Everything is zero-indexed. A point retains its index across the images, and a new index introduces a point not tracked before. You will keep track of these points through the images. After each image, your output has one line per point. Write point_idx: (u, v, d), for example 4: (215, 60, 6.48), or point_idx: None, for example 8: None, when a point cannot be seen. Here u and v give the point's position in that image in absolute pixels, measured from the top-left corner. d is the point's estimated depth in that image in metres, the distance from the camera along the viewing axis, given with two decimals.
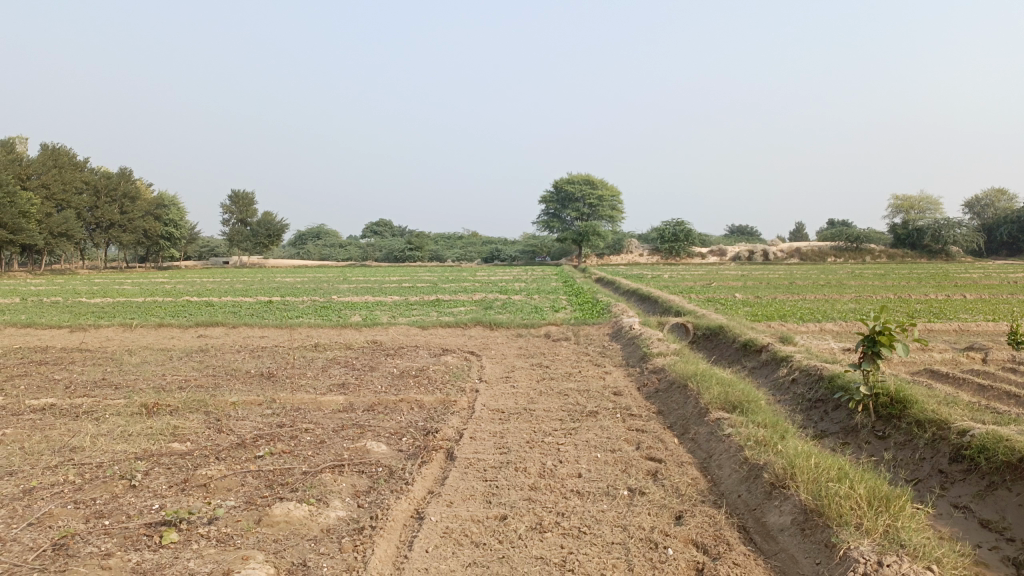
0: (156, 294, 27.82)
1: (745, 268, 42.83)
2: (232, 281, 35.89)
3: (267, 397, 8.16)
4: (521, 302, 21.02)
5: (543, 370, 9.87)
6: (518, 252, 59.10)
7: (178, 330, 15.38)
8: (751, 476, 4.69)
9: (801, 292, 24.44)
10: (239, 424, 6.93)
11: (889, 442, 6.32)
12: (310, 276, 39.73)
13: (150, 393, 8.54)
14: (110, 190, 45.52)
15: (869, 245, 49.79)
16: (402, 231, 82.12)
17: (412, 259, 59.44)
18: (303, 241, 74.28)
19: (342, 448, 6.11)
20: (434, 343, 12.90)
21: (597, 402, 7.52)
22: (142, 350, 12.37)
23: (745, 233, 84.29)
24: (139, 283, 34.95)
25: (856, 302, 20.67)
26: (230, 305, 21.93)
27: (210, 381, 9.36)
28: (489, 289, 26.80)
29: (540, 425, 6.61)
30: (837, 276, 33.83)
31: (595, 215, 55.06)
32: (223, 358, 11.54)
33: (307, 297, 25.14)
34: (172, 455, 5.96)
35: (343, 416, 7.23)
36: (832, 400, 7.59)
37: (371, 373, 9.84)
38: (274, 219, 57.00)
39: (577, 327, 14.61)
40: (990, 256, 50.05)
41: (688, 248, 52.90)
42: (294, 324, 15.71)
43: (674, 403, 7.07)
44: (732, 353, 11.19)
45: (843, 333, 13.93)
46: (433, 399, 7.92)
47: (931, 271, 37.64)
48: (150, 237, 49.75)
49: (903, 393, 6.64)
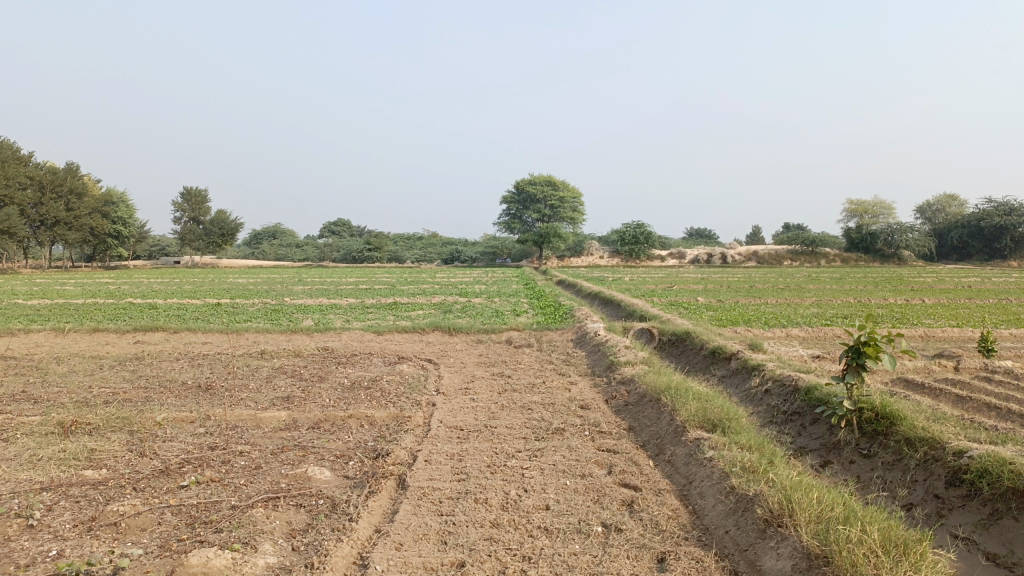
0: (98, 295, 26.61)
1: (705, 271, 42.81)
2: (181, 282, 34.64)
3: (201, 413, 7.43)
4: (482, 305, 20.43)
5: (504, 380, 9.26)
6: (478, 254, 58.51)
7: (116, 336, 14.41)
8: (740, 509, 4.17)
9: (763, 296, 24.24)
10: (165, 447, 6.20)
11: (876, 461, 5.86)
12: (264, 278, 38.49)
13: (72, 408, 7.75)
14: (55, 187, 43.75)
15: (824, 249, 50.31)
16: (361, 232, 80.97)
17: (370, 260, 58.44)
18: (257, 240, 72.66)
19: (280, 475, 5.44)
20: (390, 351, 12.21)
21: (562, 418, 6.95)
22: (72, 358, 11.48)
23: (703, 236, 85.03)
24: (83, 283, 33.51)
25: (819, 306, 20.48)
26: (175, 308, 20.93)
27: (141, 394, 8.58)
28: (449, 291, 26.17)
29: (502, 445, 6.02)
30: (796, 279, 33.90)
31: (556, 216, 54.67)
32: (160, 367, 10.73)
33: (259, 299, 24.17)
34: (81, 486, 5.22)
35: (283, 436, 6.55)
36: (810, 413, 7.12)
37: (319, 384, 9.15)
38: (228, 218, 55.53)
39: (539, 332, 14.06)
40: (940, 260, 50.90)
41: (648, 251, 52.88)
42: (241, 329, 14.88)
43: (646, 419, 6.55)
44: (701, 360, 10.73)
45: (811, 339, 13.60)
46: (385, 416, 7.26)
47: (887, 274, 37.93)
48: (98, 235, 48.01)
49: (890, 408, 6.18)
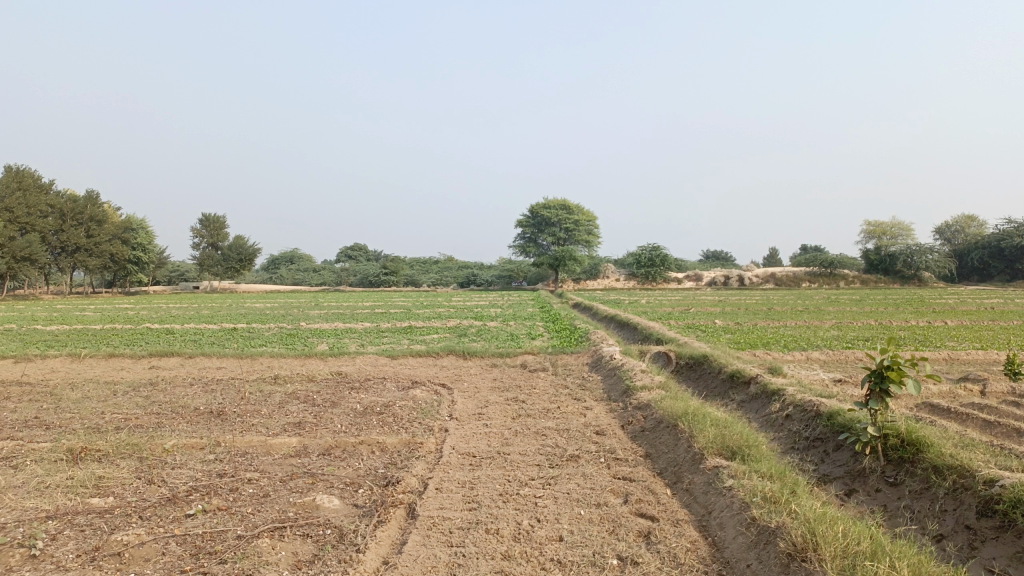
0: (116, 320, 26.78)
1: (722, 293, 42.50)
2: (199, 307, 34.82)
3: (211, 439, 7.34)
4: (497, 329, 20.30)
5: (519, 405, 9.12)
6: (494, 277, 58.47)
7: (131, 361, 14.41)
8: (761, 542, 4.00)
9: (781, 318, 23.96)
10: (173, 474, 6.11)
11: (903, 490, 5.67)
12: (280, 302, 38.62)
13: (82, 434, 7.69)
14: (76, 213, 44.24)
15: (842, 271, 49.84)
16: (377, 256, 81.26)
17: (386, 284, 58.56)
18: (275, 265, 73.14)
19: (288, 503, 5.32)
20: (403, 375, 12.10)
21: (577, 444, 6.80)
22: (86, 384, 11.46)
23: (719, 258, 84.72)
24: (102, 309, 33.77)
25: (839, 328, 20.20)
26: (191, 333, 20.98)
27: (152, 420, 8.51)
28: (464, 315, 26.08)
29: (515, 473, 5.88)
30: (814, 301, 33.54)
31: (572, 240, 54.59)
32: (173, 392, 10.68)
33: (275, 324, 24.19)
34: (87, 514, 5.12)
35: (293, 463, 6.44)
36: (833, 440, 6.93)
37: (331, 410, 9.05)
38: (246, 244, 55.94)
39: (555, 356, 13.92)
40: (961, 281, 50.28)
41: (664, 273, 52.60)
42: (255, 354, 14.85)
43: (663, 445, 6.39)
44: (719, 385, 10.54)
45: (831, 362, 13.35)
46: (396, 442, 7.15)
47: (907, 296, 37.46)
48: (118, 261, 48.47)
49: (916, 435, 5.99)
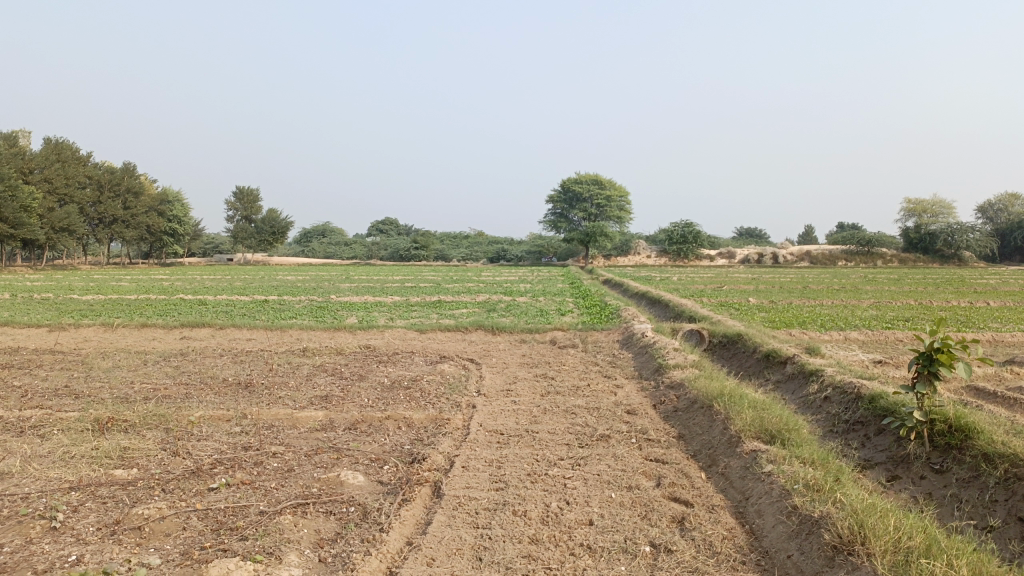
0: (151, 291, 27.11)
1: (755, 271, 41.86)
2: (232, 279, 35.11)
3: (238, 411, 7.29)
4: (527, 304, 20.14)
5: (548, 382, 8.94)
6: (524, 252, 58.26)
7: (162, 331, 14.49)
8: (803, 531, 3.80)
9: (816, 297, 23.43)
10: (198, 446, 6.05)
11: (950, 478, 5.40)
12: (312, 275, 38.85)
13: (111, 404, 7.69)
14: (113, 185, 44.77)
15: (879, 249, 48.78)
16: (408, 230, 81.45)
17: (417, 258, 58.66)
18: (308, 239, 73.59)
19: (312, 478, 5.22)
20: (431, 349, 12.00)
21: (608, 424, 6.61)
22: (117, 353, 11.53)
23: (752, 235, 83.50)
24: (138, 280, 34.22)
25: (877, 308, 19.69)
26: (222, 304, 21.12)
27: (180, 391, 8.50)
28: (494, 290, 25.89)
29: (544, 452, 5.71)
30: (850, 280, 32.84)
31: (603, 215, 53.97)
32: (202, 363, 10.68)
33: (305, 296, 24.30)
34: (110, 486, 5.07)
35: (318, 437, 6.35)
36: (874, 423, 6.66)
37: (359, 383, 8.97)
38: (279, 217, 56.28)
39: (585, 332, 13.72)
40: (1003, 261, 48.94)
41: (697, 250, 51.95)
42: (285, 326, 14.85)
43: (697, 426, 6.18)
44: (754, 365, 10.27)
45: (870, 343, 12.97)
46: (423, 417, 7.02)
47: (947, 276, 36.53)
48: (154, 233, 49.06)
49: (964, 421, 5.71)
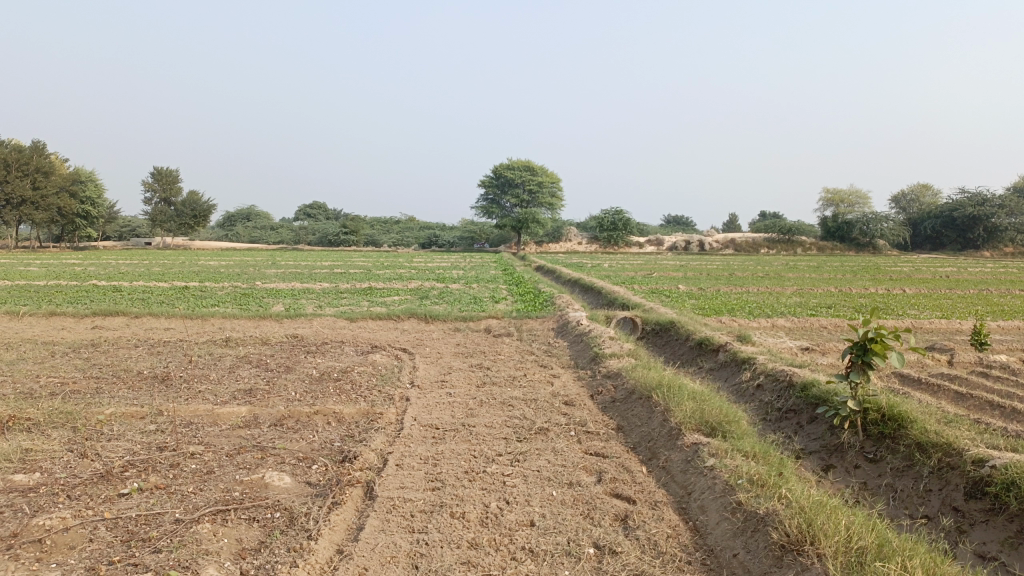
0: (62, 277, 25.73)
1: (683, 258, 42.57)
2: (150, 264, 33.65)
3: (154, 408, 6.84)
4: (459, 291, 19.90)
5: (483, 372, 8.75)
6: (456, 238, 57.86)
7: (73, 321, 13.68)
8: (749, 530, 3.72)
9: (743, 285, 23.88)
10: (109, 447, 5.63)
11: (884, 467, 5.45)
12: (236, 260, 37.62)
13: (11, 400, 7.11)
14: (21, 164, 42.34)
15: (800, 238, 50.25)
16: (337, 215, 79.94)
17: (346, 244, 57.55)
18: (232, 223, 71.32)
19: (234, 481, 4.89)
20: (362, 339, 11.63)
21: (546, 416, 6.45)
22: (22, 344, 10.78)
23: (679, 223, 85.11)
24: (47, 265, 32.43)
25: (801, 295, 20.18)
26: (140, 291, 20.16)
27: (91, 385, 7.95)
28: (426, 277, 25.47)
29: (481, 447, 5.51)
30: (773, 268, 33.69)
31: (535, 202, 53.94)
32: (115, 355, 10.08)
33: (229, 283, 23.45)
34: (8, 493, 4.63)
35: (242, 435, 6.00)
36: (808, 412, 6.70)
37: (286, 376, 8.58)
38: (201, 199, 54.33)
39: (519, 321, 13.57)
40: (914, 250, 51.13)
41: (626, 238, 52.51)
42: (206, 314, 14.20)
43: (636, 418, 6.09)
44: (686, 353, 10.30)
45: (797, 330, 13.21)
46: (354, 412, 6.73)
47: (864, 263, 37.89)
48: (66, 215, 46.68)
49: (897, 410, 5.76)
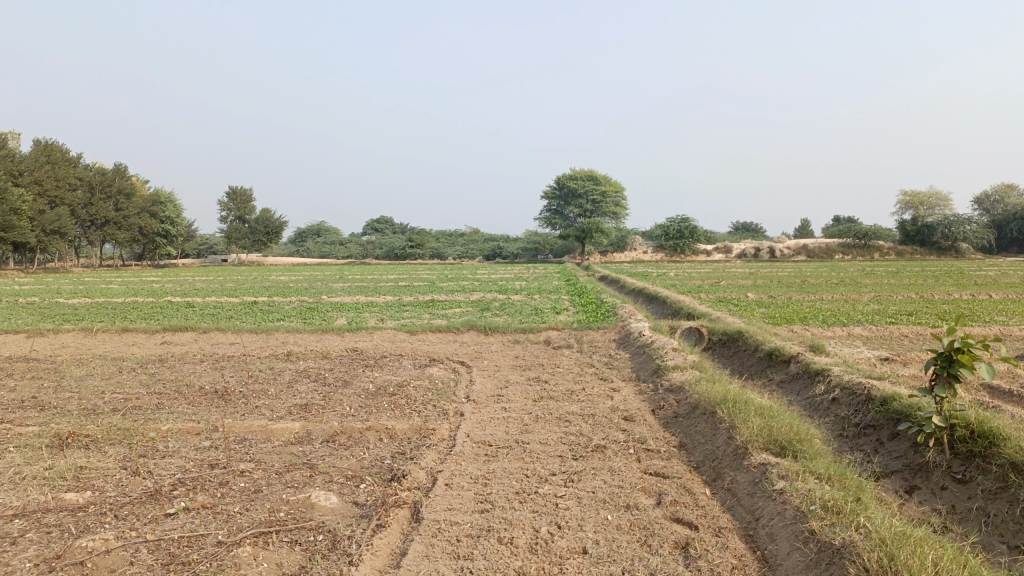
0: (139, 294, 26.61)
1: (753, 266, 41.33)
2: (223, 281, 34.59)
3: (210, 424, 6.85)
4: (521, 303, 19.69)
5: (541, 386, 8.50)
6: (520, 250, 57.82)
7: (145, 336, 14.02)
8: (822, 563, 3.38)
9: (816, 292, 22.96)
10: (162, 464, 5.60)
11: (974, 489, 4.99)
12: (305, 275, 38.31)
13: (75, 417, 7.22)
14: (105, 186, 44.22)
15: (877, 242, 48.35)
16: (404, 229, 81.01)
17: (412, 257, 58.21)
18: (303, 238, 72.99)
19: (280, 501, 4.78)
20: (421, 352, 11.53)
21: (604, 432, 6.16)
22: (93, 360, 11.05)
23: (749, 229, 83.15)
24: (128, 282, 33.69)
25: (878, 302, 19.24)
26: (211, 306, 20.64)
27: (152, 401, 8.03)
28: (488, 288, 25.40)
29: (535, 466, 5.27)
30: (848, 274, 32.42)
31: (599, 211, 53.44)
32: (180, 370, 10.21)
33: (296, 297, 23.83)
34: (58, 512, 4.61)
35: (293, 451, 5.91)
36: (889, 428, 6.23)
37: (342, 390, 8.51)
38: (273, 217, 55.75)
39: (580, 332, 13.28)
40: (1000, 253, 48.68)
41: (693, 245, 51.50)
42: (270, 329, 14.36)
43: (700, 435, 5.75)
44: (755, 364, 9.84)
45: (875, 339, 12.52)
46: (407, 428, 6.58)
47: (946, 268, 36.15)
48: (147, 234, 48.48)
49: (989, 426, 5.27)
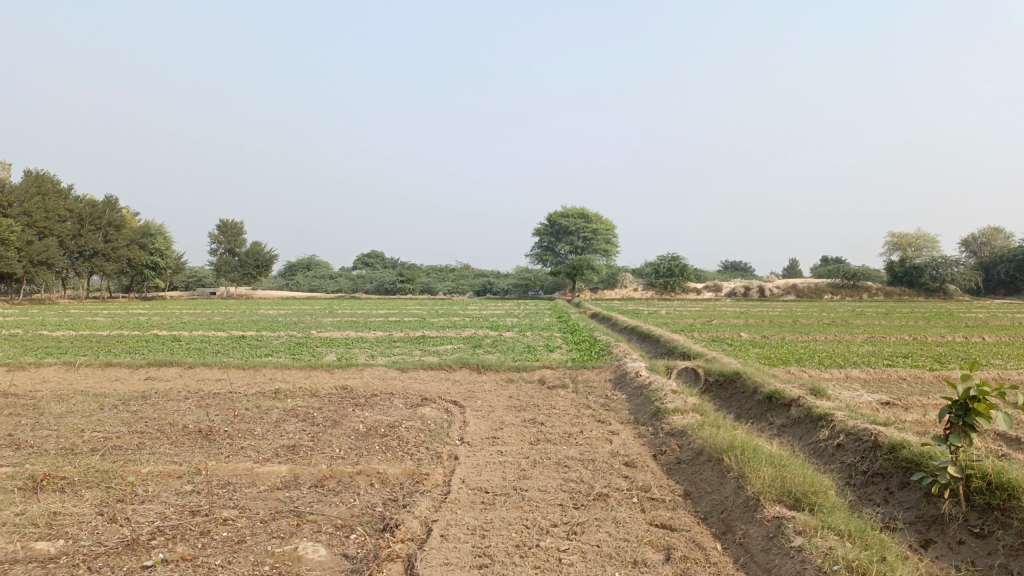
0: (124, 327, 26.18)
1: (743, 305, 41.25)
2: (211, 314, 34.18)
3: (193, 466, 6.55)
4: (513, 340, 19.44)
5: (537, 428, 8.25)
6: (510, 286, 57.72)
7: (129, 372, 13.68)
8: None
9: (809, 332, 22.83)
10: (140, 510, 5.31)
11: (995, 544, 4.76)
12: (294, 309, 37.95)
13: (51, 457, 6.90)
14: (94, 218, 43.90)
15: (866, 282, 48.51)
16: (394, 263, 80.80)
17: (402, 292, 57.95)
18: (292, 272, 72.67)
19: (265, 553, 4.50)
20: (413, 391, 11.25)
21: (605, 479, 5.92)
22: (74, 396, 10.71)
23: (738, 268, 83.50)
24: (114, 315, 33.26)
25: (873, 343, 19.11)
26: (198, 341, 20.29)
27: (133, 440, 7.72)
28: (479, 325, 25.10)
29: (535, 515, 5.02)
30: (839, 314, 32.40)
31: (589, 248, 53.44)
32: (164, 407, 9.90)
33: (285, 332, 23.49)
34: (27, 564, 4.31)
35: (279, 497, 5.63)
36: (899, 477, 6.02)
37: (331, 430, 8.23)
38: (263, 250, 55.47)
39: (575, 371, 13.04)
40: (987, 295, 48.94)
41: (684, 283, 51.51)
42: (257, 364, 14.05)
43: (706, 483, 5.52)
44: (755, 407, 9.63)
45: (873, 381, 12.36)
46: (399, 472, 6.31)
47: (936, 309, 36.21)
48: (135, 266, 48.06)
49: (1008, 478, 5.05)
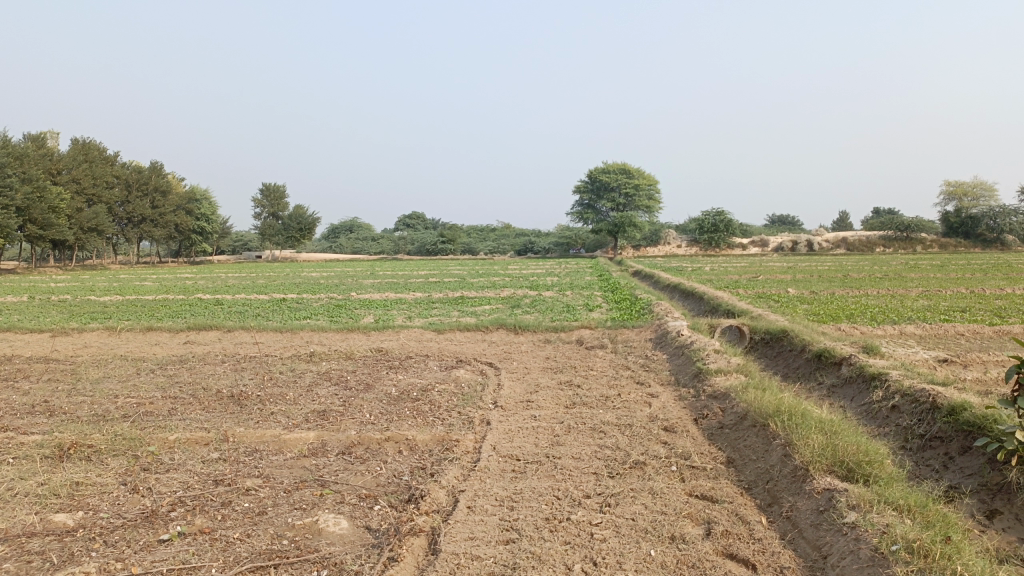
0: (170, 291, 26.53)
1: (790, 260, 40.19)
2: (256, 277, 34.50)
3: (220, 433, 6.42)
4: (552, 299, 19.12)
5: (573, 391, 7.96)
6: (552, 245, 57.31)
7: (170, 336, 13.74)
8: None
9: (860, 287, 21.99)
10: (163, 480, 5.18)
11: None
12: (337, 271, 38.15)
13: (82, 424, 6.85)
14: (141, 184, 44.44)
15: (919, 234, 46.88)
16: (436, 225, 80.85)
17: (444, 252, 57.89)
18: (335, 234, 73.24)
19: (285, 525, 4.33)
20: (448, 353, 11.05)
21: (642, 446, 5.62)
22: (113, 361, 10.75)
23: (784, 221, 81.58)
24: (161, 279, 33.74)
25: (928, 297, 18.36)
26: (240, 304, 20.40)
27: (165, 406, 7.66)
28: (519, 285, 24.83)
29: (567, 486, 4.76)
30: (891, 267, 31.34)
31: (631, 205, 52.47)
32: (199, 372, 9.87)
33: (325, 294, 23.51)
34: (43, 537, 4.20)
35: (305, 466, 5.47)
36: (960, 441, 5.59)
37: (363, 395, 8.06)
38: (306, 213, 55.77)
39: (614, 331, 12.71)
40: None
41: (728, 239, 50.40)
42: (295, 327, 14.00)
43: (751, 451, 5.18)
44: (803, 367, 9.20)
45: (929, 337, 11.79)
46: (428, 438, 6.10)
47: (994, 260, 34.83)
48: (183, 231, 48.76)
49: None
